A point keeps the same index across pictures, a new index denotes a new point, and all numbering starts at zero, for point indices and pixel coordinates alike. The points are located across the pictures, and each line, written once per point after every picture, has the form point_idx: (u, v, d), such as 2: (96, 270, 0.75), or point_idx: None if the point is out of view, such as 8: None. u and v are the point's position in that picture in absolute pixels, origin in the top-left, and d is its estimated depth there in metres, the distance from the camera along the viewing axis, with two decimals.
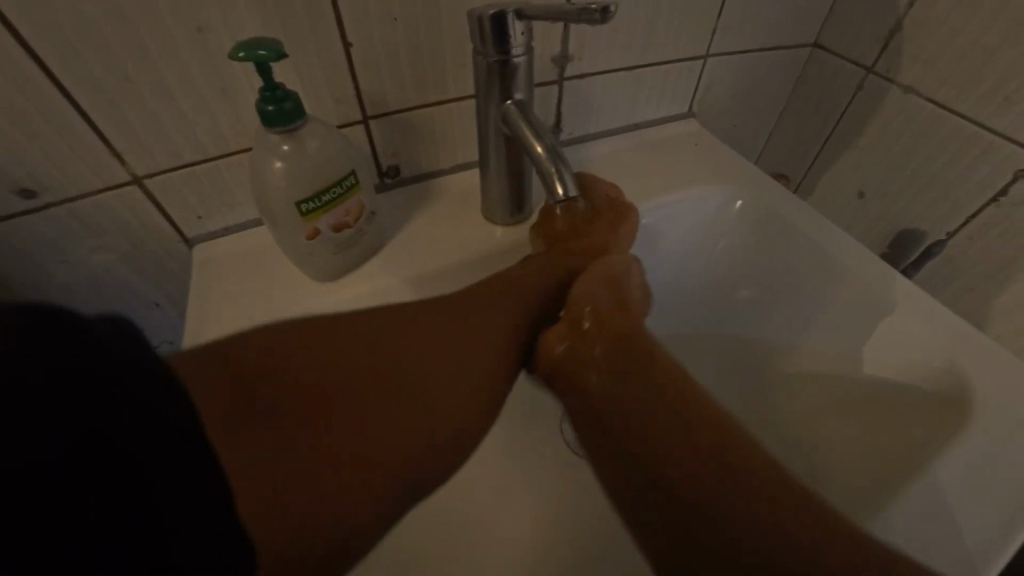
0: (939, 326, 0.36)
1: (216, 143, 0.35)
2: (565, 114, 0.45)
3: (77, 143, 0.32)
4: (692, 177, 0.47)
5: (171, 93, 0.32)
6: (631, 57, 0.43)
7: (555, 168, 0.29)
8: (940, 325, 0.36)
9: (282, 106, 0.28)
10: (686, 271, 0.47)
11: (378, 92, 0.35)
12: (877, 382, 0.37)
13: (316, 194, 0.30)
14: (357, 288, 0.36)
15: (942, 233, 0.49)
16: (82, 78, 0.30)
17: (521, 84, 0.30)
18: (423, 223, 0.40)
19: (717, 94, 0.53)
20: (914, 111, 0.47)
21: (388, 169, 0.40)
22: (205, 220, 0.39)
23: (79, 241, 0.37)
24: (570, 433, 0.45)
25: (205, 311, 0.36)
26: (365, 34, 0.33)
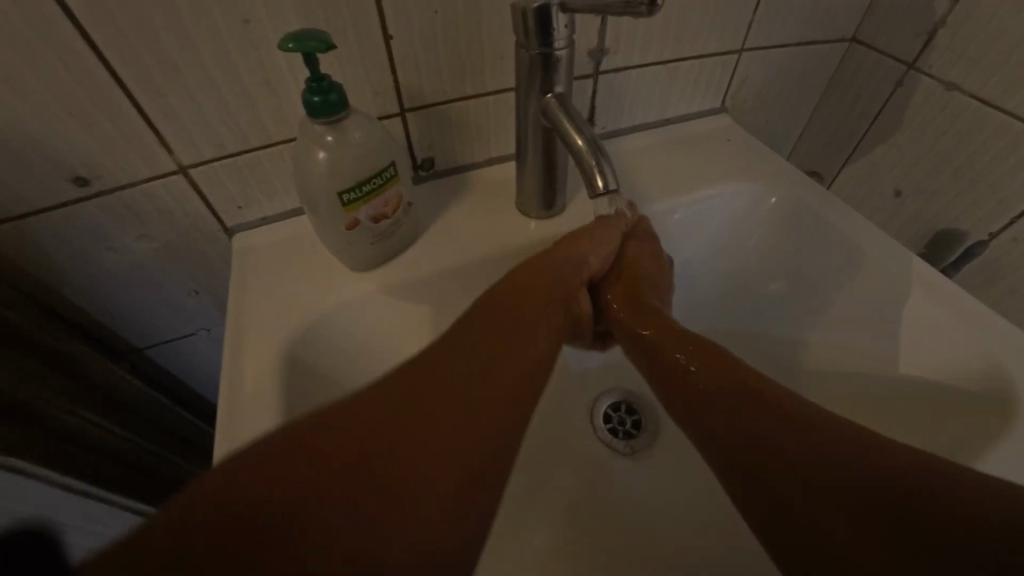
0: (978, 325, 0.35)
1: (258, 134, 0.36)
2: (598, 108, 0.45)
3: (127, 132, 0.33)
4: (725, 172, 0.46)
5: (218, 86, 0.33)
6: (665, 52, 0.43)
7: (595, 160, 0.29)
8: (978, 323, 0.35)
9: (327, 97, 0.28)
10: (715, 265, 0.47)
11: (416, 84, 0.36)
12: (914, 383, 0.36)
13: (357, 184, 0.31)
14: (393, 278, 0.37)
15: (984, 234, 0.47)
16: (135, 69, 0.31)
17: (561, 77, 0.30)
18: (456, 215, 0.41)
19: (749, 90, 0.52)
20: (956, 109, 0.46)
21: (423, 162, 0.41)
22: (245, 210, 0.40)
23: (127, 229, 0.38)
24: (598, 425, 0.45)
25: (246, 297, 0.37)
26: (404, 28, 0.33)
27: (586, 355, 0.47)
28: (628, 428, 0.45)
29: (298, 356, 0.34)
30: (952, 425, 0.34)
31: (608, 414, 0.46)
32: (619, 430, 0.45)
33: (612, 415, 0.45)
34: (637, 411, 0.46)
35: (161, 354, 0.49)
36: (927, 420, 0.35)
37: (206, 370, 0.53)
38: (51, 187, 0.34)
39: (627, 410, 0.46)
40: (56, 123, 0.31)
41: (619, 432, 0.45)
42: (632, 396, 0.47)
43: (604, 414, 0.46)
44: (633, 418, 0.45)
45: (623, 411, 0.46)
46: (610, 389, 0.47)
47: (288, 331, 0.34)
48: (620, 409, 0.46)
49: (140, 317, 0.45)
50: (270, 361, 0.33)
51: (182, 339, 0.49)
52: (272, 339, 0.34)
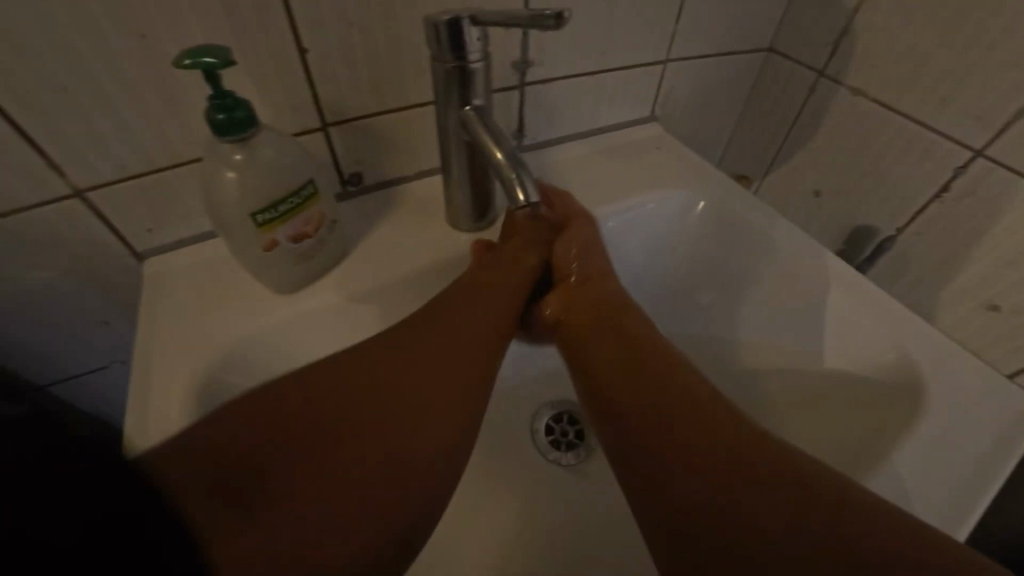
0: (888, 317, 0.37)
1: (165, 152, 0.34)
2: (529, 119, 0.45)
3: (8, 155, 0.30)
4: (656, 180, 0.47)
5: (114, 102, 0.30)
6: (592, 63, 0.44)
7: (516, 174, 0.29)
8: (889, 315, 0.37)
9: (233, 115, 0.27)
10: (652, 274, 0.48)
11: (337, 98, 0.35)
12: (834, 377, 0.39)
13: (273, 204, 0.29)
14: (319, 300, 0.35)
15: (892, 229, 0.51)
16: (11, 85, 0.28)
17: (480, 89, 0.30)
18: (386, 230, 0.40)
19: (678, 99, 0.54)
20: (862, 114, 0.50)
21: (350, 177, 0.40)
22: (156, 232, 0.37)
23: (15, 259, 0.35)
24: (540, 440, 0.45)
25: (156, 328, 0.34)
26: (320, 40, 0.32)
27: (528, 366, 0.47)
28: (571, 439, 0.45)
29: (216, 389, 0.32)
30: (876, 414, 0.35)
31: (550, 427, 0.46)
32: (562, 441, 0.45)
33: (553, 426, 0.45)
34: (579, 420, 0.46)
35: (69, 393, 0.45)
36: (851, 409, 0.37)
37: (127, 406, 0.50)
38: None
39: (569, 420, 0.46)
40: None
41: (562, 443, 0.44)
42: (574, 404, 0.47)
43: (545, 427, 0.45)
44: (576, 427, 0.46)
45: (565, 421, 0.46)
46: (549, 401, 0.47)
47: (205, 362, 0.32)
48: (562, 419, 0.46)
49: (42, 356, 0.41)
50: (183, 396, 0.30)
51: (94, 374, 0.45)
52: (186, 372, 0.32)
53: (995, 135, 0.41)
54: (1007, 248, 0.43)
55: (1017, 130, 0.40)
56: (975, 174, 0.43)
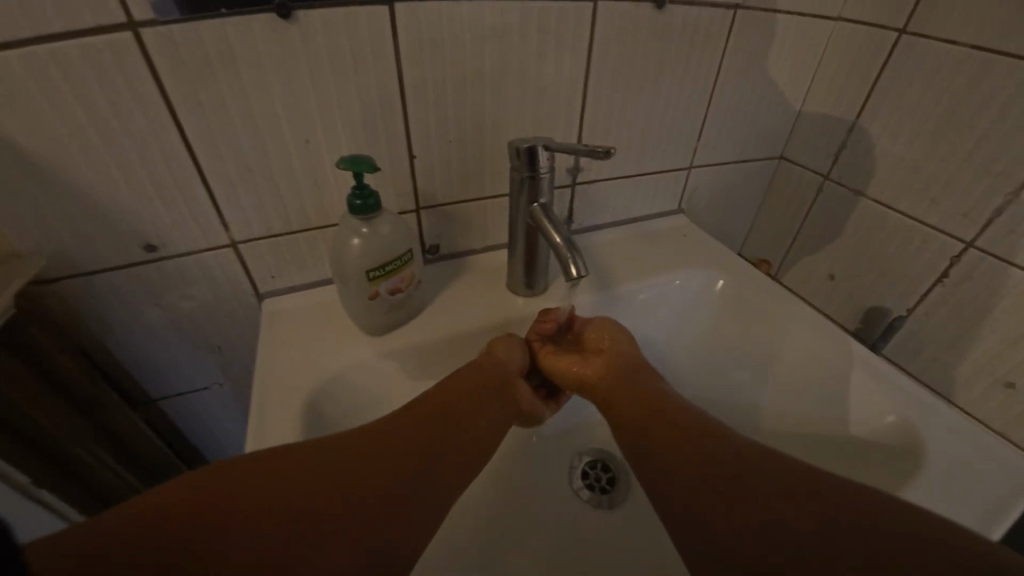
0: (893, 388, 0.42)
1: (301, 220, 0.45)
2: (575, 209, 0.55)
3: (198, 213, 0.41)
4: (681, 261, 0.55)
5: (275, 182, 0.42)
6: (629, 167, 0.54)
7: (570, 255, 0.38)
8: (893, 387, 0.42)
9: (367, 200, 0.37)
10: (674, 345, 0.54)
11: (431, 189, 0.46)
12: (841, 441, 0.44)
13: (383, 264, 0.39)
14: (401, 341, 0.44)
15: (902, 309, 0.57)
16: (215, 168, 0.40)
17: (545, 191, 0.40)
18: (455, 291, 0.49)
19: (701, 196, 0.64)
20: (865, 211, 0.58)
21: (430, 247, 0.50)
22: (278, 278, 0.47)
23: (174, 290, 0.45)
24: (577, 483, 0.49)
25: (273, 354, 0.43)
26: (427, 148, 0.43)
27: (575, 411, 0.53)
28: (603, 484, 0.49)
29: (316, 406, 0.40)
30: (892, 471, 0.39)
31: (585, 472, 0.50)
32: (596, 486, 0.49)
33: (589, 471, 0.50)
34: (612, 468, 0.51)
35: (172, 404, 0.54)
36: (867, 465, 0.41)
37: (212, 421, 0.58)
38: (124, 253, 0.41)
39: (602, 468, 0.51)
40: (143, 205, 0.39)
41: (596, 487, 0.49)
42: (608, 453, 0.52)
43: (581, 472, 0.50)
44: (608, 475, 0.50)
45: (598, 467, 0.51)
46: (587, 448, 0.52)
47: (309, 385, 0.40)
48: (596, 466, 0.51)
49: (166, 372, 0.51)
50: (293, 409, 0.38)
51: (197, 391, 0.54)
52: (296, 390, 0.40)
53: (982, 228, 0.48)
54: (1009, 329, 0.48)
55: (1001, 225, 0.46)
56: (970, 263, 0.50)
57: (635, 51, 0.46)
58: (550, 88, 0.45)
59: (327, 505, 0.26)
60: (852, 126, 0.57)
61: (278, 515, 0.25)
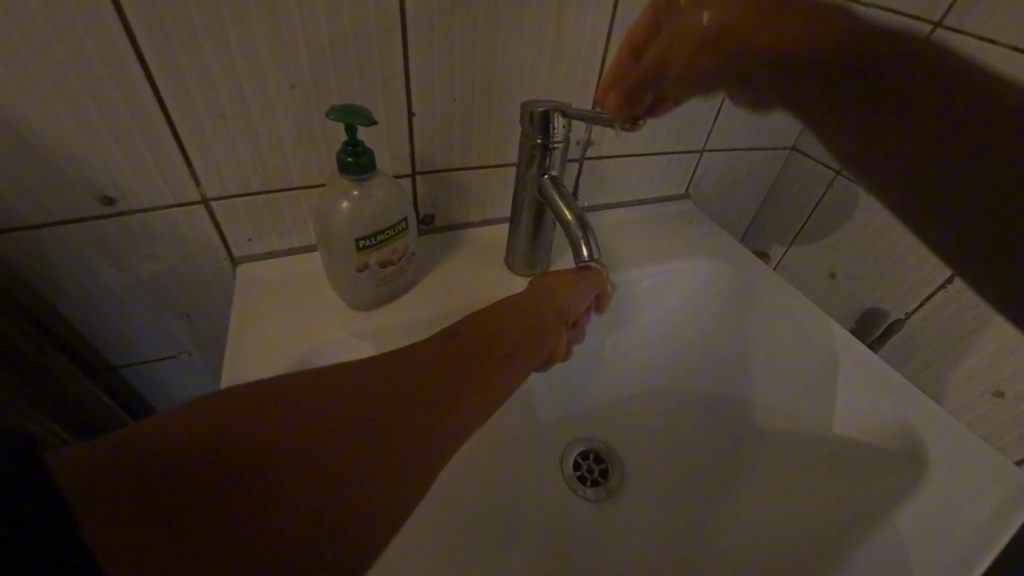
0: (900, 397, 0.41)
1: (282, 179, 0.40)
2: (581, 187, 0.52)
3: (164, 163, 0.36)
4: (687, 249, 0.53)
5: (255, 134, 0.37)
6: (641, 146, 0.51)
7: (582, 235, 0.35)
8: (901, 395, 0.41)
9: (359, 159, 0.33)
10: (671, 335, 0.52)
11: (428, 153, 0.42)
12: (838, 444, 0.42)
13: (374, 234, 0.35)
14: (389, 319, 0.40)
15: (902, 312, 0.56)
16: (184, 112, 0.35)
17: (557, 162, 0.36)
18: (449, 267, 0.45)
19: (709, 183, 0.61)
20: (876, 209, 0.56)
21: (423, 218, 0.46)
22: (254, 242, 0.43)
23: (135, 249, 0.40)
24: (568, 474, 0.48)
25: (246, 326, 0.39)
26: (427, 107, 0.39)
27: (567, 398, 0.50)
28: (596, 476, 0.48)
29: None
30: (890, 477, 0.38)
31: (578, 462, 0.49)
32: (588, 477, 0.48)
33: (581, 462, 0.49)
34: (604, 459, 0.49)
35: (133, 372, 0.50)
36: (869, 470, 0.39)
37: (178, 392, 0.54)
38: (75, 203, 0.36)
39: (595, 459, 0.49)
40: (97, 149, 0.34)
41: (588, 479, 0.48)
42: (600, 444, 0.50)
43: (573, 461, 0.49)
44: (601, 466, 0.49)
45: (591, 458, 0.49)
46: (578, 437, 0.50)
47: (286, 362, 0.37)
48: (588, 457, 0.49)
49: (127, 338, 0.46)
50: None
51: (161, 361, 0.50)
52: (271, 367, 0.36)
53: None
54: (1007, 340, 0.48)
55: None
56: None
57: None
58: (566, 51, 0.41)
59: (348, 452, 0.23)
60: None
61: (297, 447, 0.22)
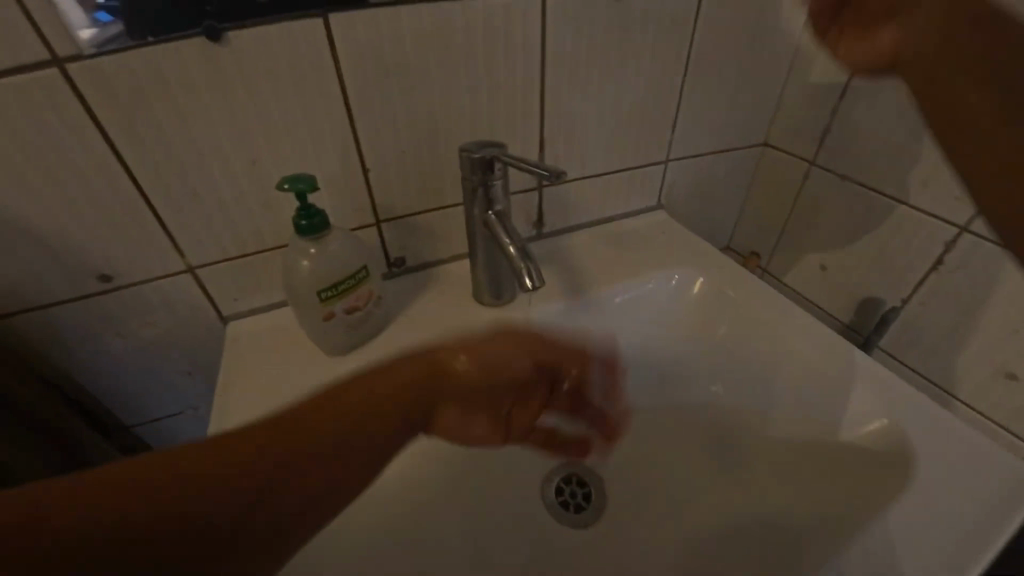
0: (891, 393, 0.39)
1: (255, 241, 0.43)
2: (545, 212, 0.53)
3: (149, 241, 0.40)
4: (659, 259, 0.53)
5: (226, 204, 0.40)
6: (599, 165, 0.52)
7: (525, 265, 0.36)
8: (891, 392, 0.39)
9: (313, 221, 0.35)
10: (651, 348, 0.51)
11: (388, 200, 0.44)
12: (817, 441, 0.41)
13: (334, 284, 0.38)
14: (363, 360, 0.42)
15: (898, 298, 0.53)
16: (160, 194, 0.38)
17: (500, 198, 0.38)
18: (422, 303, 0.47)
19: (682, 190, 0.61)
20: (854, 195, 0.54)
21: (394, 260, 0.48)
22: (239, 300, 0.46)
23: (134, 319, 0.44)
24: (550, 499, 0.46)
25: (234, 380, 0.42)
26: (380, 159, 0.42)
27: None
28: (578, 500, 0.46)
29: None
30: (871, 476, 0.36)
31: (560, 487, 0.47)
32: (571, 502, 0.46)
33: (563, 487, 0.47)
34: (588, 482, 0.47)
35: (147, 429, 0.54)
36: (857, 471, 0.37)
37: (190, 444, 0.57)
38: (77, 285, 0.41)
39: (578, 482, 0.47)
40: (90, 236, 0.39)
41: (570, 504, 0.46)
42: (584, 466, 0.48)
43: (555, 487, 0.47)
44: (584, 489, 0.47)
45: (574, 482, 0.47)
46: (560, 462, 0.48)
47: (270, 411, 0.40)
48: (571, 481, 0.47)
49: (138, 399, 0.50)
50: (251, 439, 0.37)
51: (171, 417, 0.54)
52: (256, 417, 0.39)
53: (975, 212, 0.45)
54: (1010, 318, 0.45)
55: None
56: (966, 248, 0.46)
57: (591, 43, 0.44)
58: (504, 88, 0.43)
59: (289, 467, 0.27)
60: (845, 89, 0.52)
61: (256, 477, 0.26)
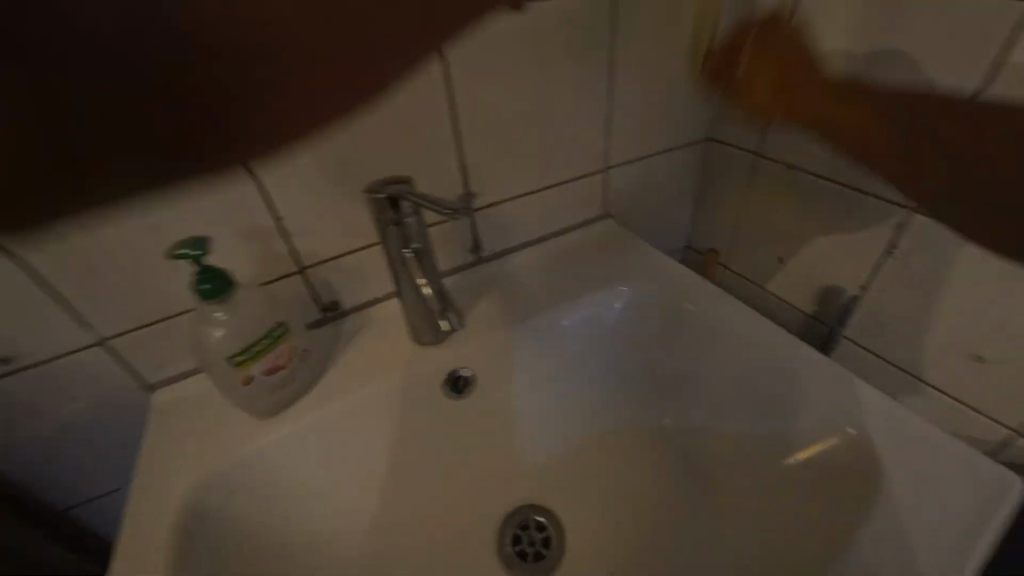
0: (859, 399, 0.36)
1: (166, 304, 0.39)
2: (481, 237, 0.48)
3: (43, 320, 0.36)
4: (603, 274, 0.47)
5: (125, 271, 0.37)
6: (533, 181, 0.48)
7: None
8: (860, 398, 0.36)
9: (215, 283, 0.33)
10: (605, 371, 0.47)
11: (310, 245, 0.41)
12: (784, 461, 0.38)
13: (248, 346, 0.35)
14: (295, 422, 0.39)
15: (858, 286, 0.49)
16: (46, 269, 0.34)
17: (416, 236, 0.37)
18: (360, 349, 0.44)
19: (628, 195, 0.56)
20: None
21: (328, 305, 0.45)
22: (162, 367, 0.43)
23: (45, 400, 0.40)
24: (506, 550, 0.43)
25: (155, 459, 0.38)
26: (292, 204, 0.39)
27: (538, 443, 0.46)
28: (538, 548, 0.43)
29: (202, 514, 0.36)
30: (841, 496, 0.34)
31: (517, 535, 0.44)
32: (529, 552, 0.43)
33: (520, 535, 0.43)
34: (547, 526, 0.44)
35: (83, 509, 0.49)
36: (827, 491, 0.35)
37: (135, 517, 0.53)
38: None
39: (536, 526, 0.44)
40: None
41: (528, 554, 0.43)
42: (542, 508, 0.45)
43: (511, 536, 0.44)
44: (544, 533, 0.44)
45: (531, 527, 0.44)
46: (516, 505, 0.45)
47: (193, 490, 0.36)
48: (530, 526, 0.44)
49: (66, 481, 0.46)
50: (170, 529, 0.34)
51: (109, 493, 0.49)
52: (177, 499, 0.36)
53: None
54: None
55: None
56: None
57: (496, 52, 0.39)
58: (405, 113, 0.38)
59: None
60: None
61: None
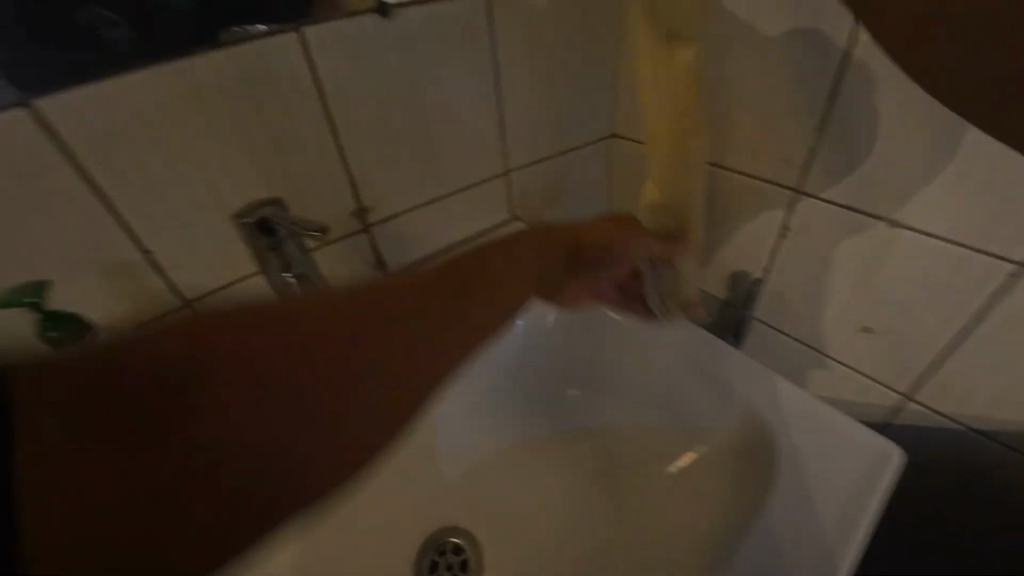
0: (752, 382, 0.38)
1: None
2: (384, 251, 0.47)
3: None
4: None
5: None
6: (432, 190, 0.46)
7: None
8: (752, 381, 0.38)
9: (60, 328, 0.32)
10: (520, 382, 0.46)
11: (188, 277, 0.38)
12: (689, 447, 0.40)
13: None
14: None
15: (761, 270, 0.50)
16: None
17: (296, 260, 0.36)
18: None
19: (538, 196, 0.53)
20: None
21: None
22: None
23: None
24: None
25: None
26: (158, 235, 0.36)
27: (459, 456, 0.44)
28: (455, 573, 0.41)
29: None
30: (742, 478, 0.36)
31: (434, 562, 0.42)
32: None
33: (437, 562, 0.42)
34: (464, 547, 0.42)
35: None
36: (730, 475, 0.36)
37: None
38: None
39: (454, 549, 0.42)
40: None
41: None
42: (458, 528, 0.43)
43: (429, 563, 0.42)
44: (460, 556, 0.42)
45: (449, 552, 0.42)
46: (433, 530, 0.43)
47: None
48: (446, 550, 0.42)
49: None
50: None
51: None
52: None
53: None
54: None
55: None
56: None
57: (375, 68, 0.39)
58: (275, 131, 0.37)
59: None
60: None
61: None
